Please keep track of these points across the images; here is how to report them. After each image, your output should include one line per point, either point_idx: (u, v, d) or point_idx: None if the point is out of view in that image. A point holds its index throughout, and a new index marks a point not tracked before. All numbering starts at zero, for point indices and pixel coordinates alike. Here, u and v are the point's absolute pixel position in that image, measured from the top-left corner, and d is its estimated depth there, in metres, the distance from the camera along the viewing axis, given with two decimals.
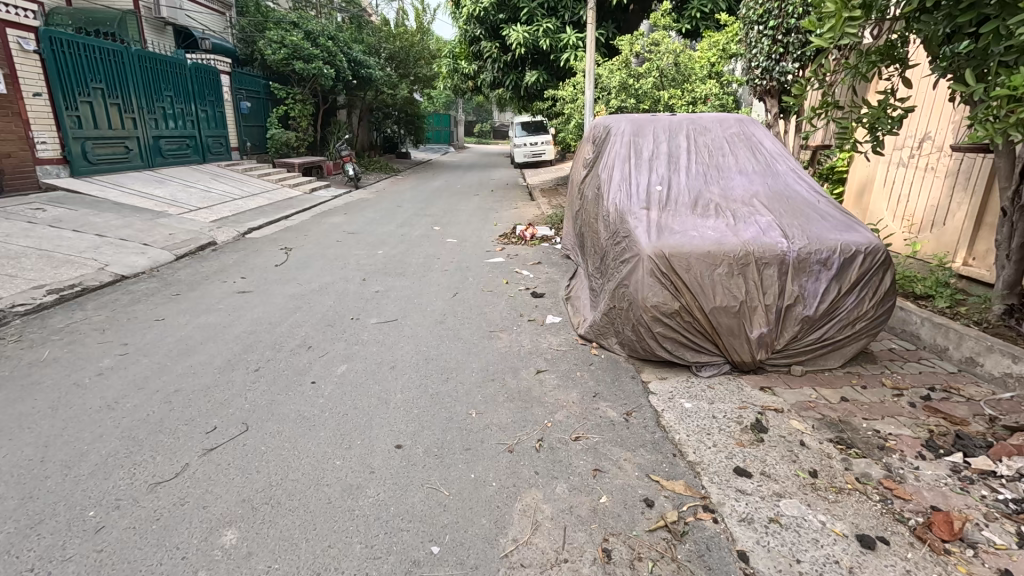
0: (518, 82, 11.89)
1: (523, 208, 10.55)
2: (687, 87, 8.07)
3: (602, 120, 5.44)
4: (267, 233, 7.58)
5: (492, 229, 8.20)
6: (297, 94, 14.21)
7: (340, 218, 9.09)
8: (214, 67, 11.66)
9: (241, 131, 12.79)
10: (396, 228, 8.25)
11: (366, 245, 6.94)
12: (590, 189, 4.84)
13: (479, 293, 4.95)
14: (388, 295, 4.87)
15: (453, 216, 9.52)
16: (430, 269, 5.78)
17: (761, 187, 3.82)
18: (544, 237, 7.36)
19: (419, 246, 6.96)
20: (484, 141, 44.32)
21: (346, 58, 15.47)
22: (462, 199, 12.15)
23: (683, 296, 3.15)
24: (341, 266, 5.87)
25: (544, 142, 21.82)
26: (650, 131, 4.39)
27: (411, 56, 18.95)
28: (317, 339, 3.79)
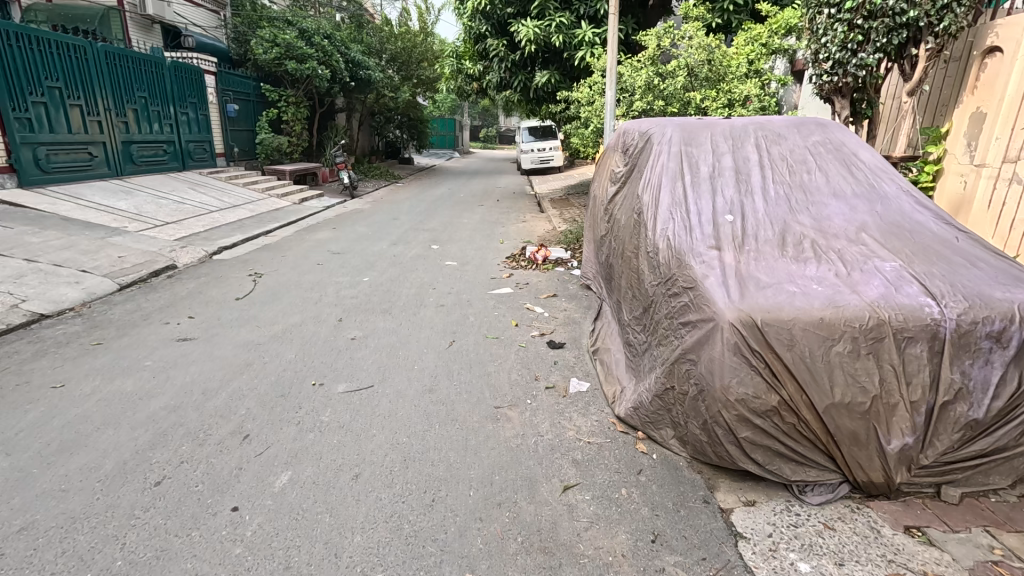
0: (526, 83, 10.91)
1: (532, 222, 9.54)
2: (722, 87, 7.06)
3: (635, 123, 4.42)
4: (239, 253, 6.60)
5: (498, 249, 7.20)
6: (290, 96, 13.29)
7: (327, 233, 8.11)
8: (199, 67, 10.78)
9: (228, 136, 11.85)
10: (388, 247, 7.25)
11: (351, 270, 5.95)
12: (623, 212, 3.82)
13: (482, 341, 3.93)
14: (366, 344, 3.86)
15: (454, 231, 8.52)
16: (422, 304, 4.77)
17: (869, 215, 2.78)
18: (559, 260, 6.31)
19: (412, 272, 5.95)
20: (489, 147, 43.56)
21: (343, 59, 14.58)
22: (466, 210, 11.18)
23: (784, 386, 2.12)
24: (317, 298, 4.88)
25: (551, 148, 20.90)
26: (706, 138, 3.35)
27: (413, 58, 18.04)
28: (260, 421, 2.78)
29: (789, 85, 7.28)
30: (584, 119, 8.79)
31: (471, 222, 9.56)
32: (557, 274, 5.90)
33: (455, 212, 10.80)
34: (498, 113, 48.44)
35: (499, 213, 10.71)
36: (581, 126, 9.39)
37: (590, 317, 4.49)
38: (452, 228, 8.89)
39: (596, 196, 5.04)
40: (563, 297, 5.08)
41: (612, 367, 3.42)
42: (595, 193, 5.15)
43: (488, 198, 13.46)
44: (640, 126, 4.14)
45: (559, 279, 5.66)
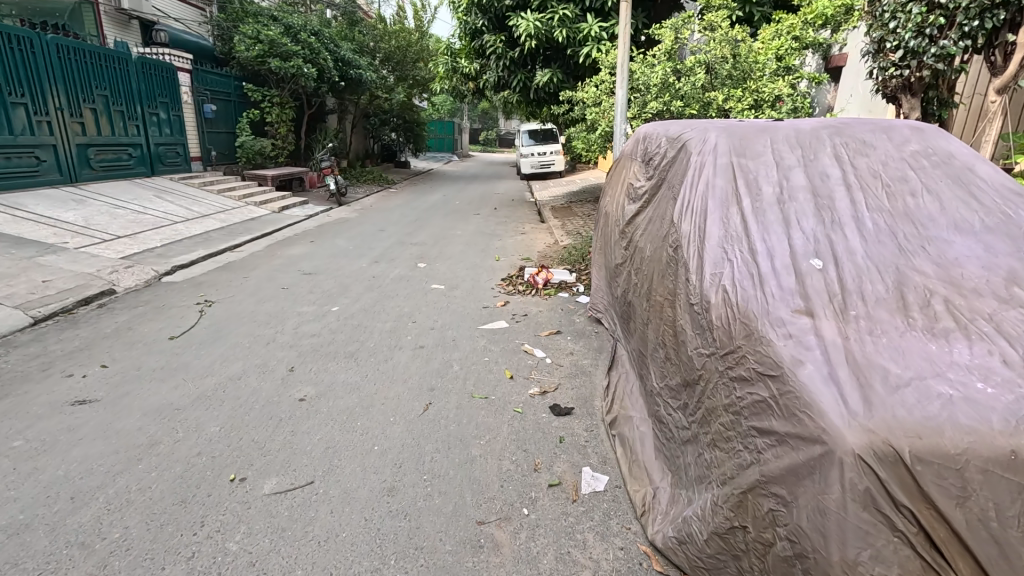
0: (526, 83, 10.08)
1: (533, 234, 8.71)
2: (748, 86, 6.23)
3: (659, 125, 3.57)
4: (194, 273, 5.75)
5: (493, 268, 6.34)
6: (274, 96, 12.51)
7: (303, 248, 7.27)
8: (170, 64, 10.00)
9: (205, 139, 11.04)
10: (368, 265, 6.41)
11: (321, 296, 5.11)
12: (649, 240, 2.98)
13: (465, 403, 3.08)
14: (317, 409, 3.01)
15: (445, 246, 7.69)
16: (397, 345, 3.92)
17: (1015, 257, 1.93)
18: (562, 284, 5.48)
19: (390, 298, 5.11)
20: (489, 150, 42.83)
21: (332, 57, 13.78)
22: (461, 219, 10.35)
23: (951, 570, 1.27)
24: (271, 337, 4.03)
25: (552, 153, 20.11)
26: (763, 147, 2.49)
27: (408, 57, 17.36)
28: (137, 553, 1.95)
29: (823, 84, 6.44)
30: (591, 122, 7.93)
31: (465, 234, 8.71)
32: (561, 302, 5.06)
33: (449, 222, 9.98)
34: (499, 116, 47.72)
35: (496, 224, 9.88)
36: (587, 128, 8.54)
37: (604, 365, 3.66)
38: (444, 241, 8.04)
39: (608, 212, 4.20)
40: (568, 334, 4.23)
41: (638, 450, 2.59)
42: (607, 209, 4.30)
43: (485, 206, 12.63)
44: (667, 129, 3.29)
45: (562, 310, 4.82)
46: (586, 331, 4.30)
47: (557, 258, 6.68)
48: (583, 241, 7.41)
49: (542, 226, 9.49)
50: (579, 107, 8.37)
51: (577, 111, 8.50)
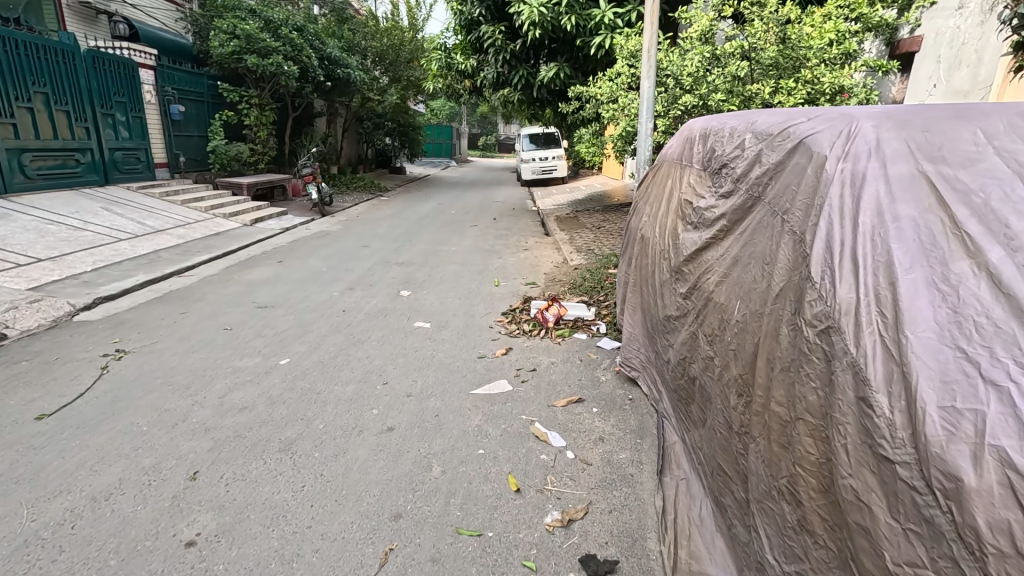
0: (529, 79, 9.03)
1: (538, 251, 7.63)
2: (800, 76, 5.15)
3: (733, 114, 2.49)
4: (120, 308, 4.65)
5: (491, 298, 5.24)
6: (252, 96, 11.51)
7: (267, 271, 6.18)
8: (129, 59, 9.02)
9: (172, 143, 10.01)
10: (339, 295, 5.30)
11: (270, 342, 4.00)
12: (739, 296, 1.87)
13: (445, 550, 1.98)
14: (204, 569, 1.88)
15: (436, 266, 6.62)
16: (356, 428, 2.81)
17: None
18: (577, 321, 4.39)
19: (360, 343, 4.02)
20: (488, 155, 41.88)
21: (317, 56, 12.76)
22: (455, 232, 9.28)
23: None
24: (183, 413, 2.92)
25: (554, 158, 19.09)
26: (971, 139, 1.40)
27: (401, 56, 16.37)
28: None
29: (888, 74, 5.35)
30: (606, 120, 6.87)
31: (459, 251, 7.62)
32: (578, 350, 3.96)
33: (442, 235, 8.91)
34: (497, 120, 46.87)
35: (495, 237, 8.82)
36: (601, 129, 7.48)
37: (651, 467, 2.53)
38: (434, 260, 6.96)
39: (649, 235, 3.12)
40: (592, 405, 3.12)
41: None
42: (646, 229, 3.22)
43: (484, 215, 11.56)
44: (754, 117, 2.20)
45: (580, 363, 3.72)
46: (616, 399, 3.19)
47: (568, 284, 5.59)
48: (598, 262, 6.32)
49: (547, 241, 8.43)
50: (591, 104, 7.29)
51: (588, 110, 7.43)
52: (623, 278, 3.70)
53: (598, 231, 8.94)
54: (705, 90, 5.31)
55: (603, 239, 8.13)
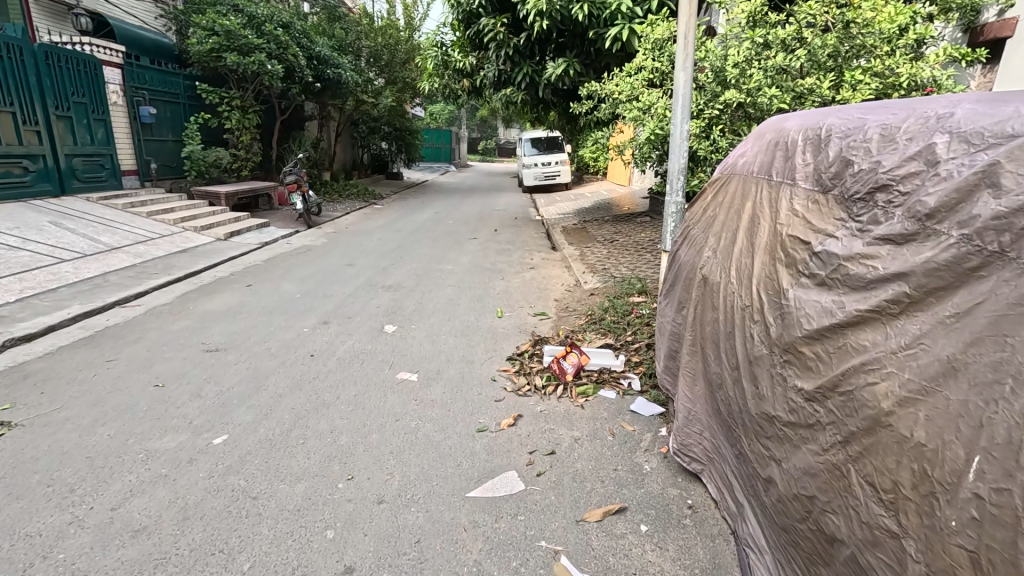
0: (534, 78, 8.16)
1: (545, 270, 6.75)
2: (869, 66, 4.26)
3: (876, 103, 1.62)
4: (33, 354, 3.75)
5: (493, 336, 4.34)
6: (234, 97, 10.68)
7: (231, 298, 5.28)
8: (93, 57, 8.19)
9: (142, 148, 9.16)
10: (311, 332, 4.41)
11: (209, 407, 3.10)
12: (980, 449, 0.97)
13: None
14: None
15: (430, 290, 5.73)
16: (296, 570, 1.91)
17: None
18: (602, 373, 3.50)
19: (326, 406, 3.12)
20: (488, 160, 41.08)
21: (305, 55, 11.89)
22: (453, 246, 8.40)
23: None
24: (48, 542, 2.02)
25: (557, 163, 18.28)
26: None
27: (396, 56, 15.60)
28: None
29: (970, 65, 4.46)
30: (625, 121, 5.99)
31: (456, 270, 6.72)
32: (607, 418, 3.05)
33: (437, 249, 8.04)
34: (497, 125, 46.16)
35: (497, 252, 7.94)
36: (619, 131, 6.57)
37: None
38: (426, 282, 6.07)
39: (715, 278, 2.23)
40: (637, 519, 2.21)
41: None
42: (710, 267, 2.32)
43: (484, 226, 10.69)
44: (944, 109, 1.33)
45: (611, 442, 2.82)
46: (669, 507, 2.29)
47: (586, 317, 4.69)
48: (618, 287, 5.43)
49: (554, 258, 7.55)
50: (606, 103, 6.38)
51: (602, 111, 6.53)
52: (670, 324, 2.81)
53: (611, 246, 8.06)
54: (754, 84, 4.41)
55: (619, 256, 7.24)
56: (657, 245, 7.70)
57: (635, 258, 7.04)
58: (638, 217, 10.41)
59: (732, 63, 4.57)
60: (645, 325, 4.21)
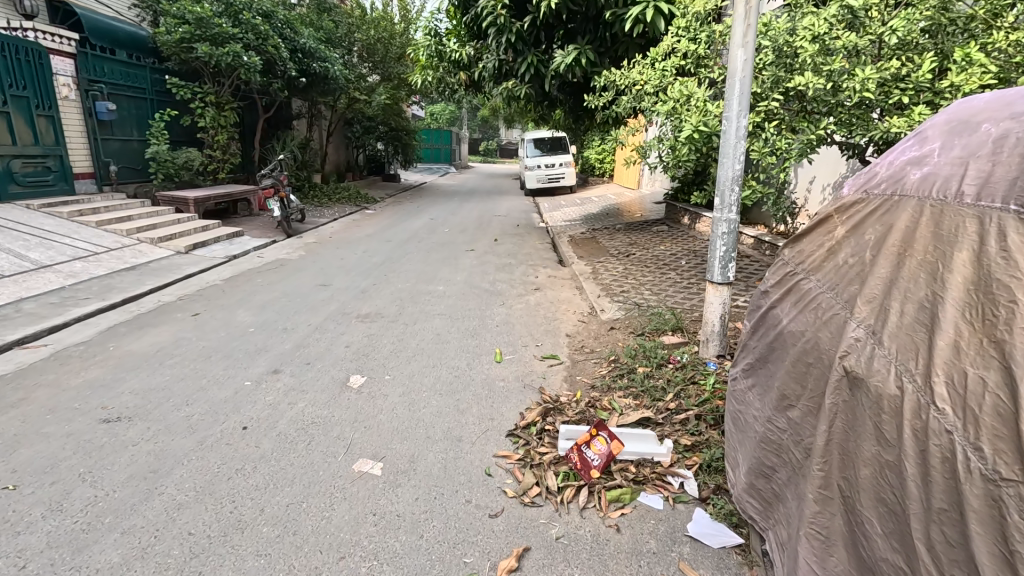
0: (539, 69, 7.17)
1: (553, 294, 5.74)
2: (985, 38, 3.25)
3: None
4: None
5: (488, 395, 3.32)
6: (207, 92, 9.75)
7: (167, 334, 4.28)
8: (38, 45, 7.25)
9: (99, 148, 8.19)
10: (253, 387, 3.39)
11: (63, 532, 2.08)
12: None
13: None
14: None
15: (414, 322, 4.72)
16: None
17: None
18: (639, 466, 2.50)
19: (242, 525, 2.14)
20: (488, 161, 40.08)
21: (288, 47, 10.89)
22: (446, 260, 7.39)
23: None
24: None
25: (561, 164, 17.27)
26: None
27: (390, 50, 14.64)
28: None
29: None
30: (651, 116, 4.95)
31: (447, 292, 5.71)
32: (656, 553, 2.03)
33: (429, 265, 7.04)
34: (499, 126, 45.22)
35: (496, 268, 6.93)
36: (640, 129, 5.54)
37: None
38: (410, 310, 5.05)
39: (882, 384, 1.24)
40: None
41: None
42: (866, 363, 1.32)
43: (482, 235, 9.66)
44: None
45: None
46: None
47: (608, 367, 3.67)
48: (644, 322, 4.42)
49: (563, 277, 6.54)
50: (627, 96, 5.34)
51: (622, 106, 5.50)
52: (760, 425, 1.82)
53: (628, 262, 7.03)
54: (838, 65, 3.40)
55: (638, 276, 6.23)
56: (681, 262, 6.69)
57: (657, 279, 6.03)
58: (653, 226, 9.40)
59: (805, 39, 3.55)
60: (689, 384, 3.19)
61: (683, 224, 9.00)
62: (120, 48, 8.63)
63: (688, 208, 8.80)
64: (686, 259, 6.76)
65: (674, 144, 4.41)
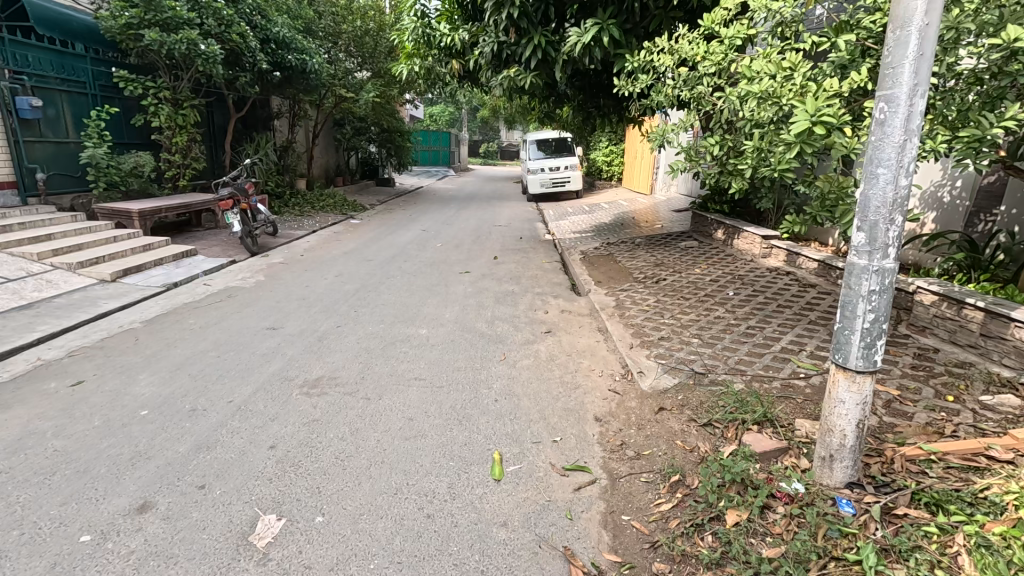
0: (548, 52, 5.86)
1: (569, 342, 4.39)
2: None
3: None
4: None
5: (480, 571, 1.97)
6: (160, 87, 8.44)
7: (15, 423, 2.94)
8: None
9: (19, 152, 6.87)
10: (89, 551, 2.05)
11: None
12: None
13: None
14: None
15: (380, 395, 3.38)
16: None
17: None
18: None
19: None
20: (489, 164, 38.78)
21: (258, 36, 9.57)
22: (434, 288, 6.04)
23: None
24: None
25: (567, 168, 15.96)
26: None
27: (380, 43, 13.35)
28: None
29: None
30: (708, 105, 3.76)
31: (432, 342, 4.35)
32: None
33: (412, 295, 5.72)
34: (500, 128, 44.01)
35: (495, 301, 5.57)
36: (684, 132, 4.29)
37: None
38: (379, 373, 3.71)
39: None
40: None
41: None
42: None
43: (479, 252, 8.31)
44: None
45: None
46: None
47: (672, 499, 2.32)
48: (709, 404, 3.07)
49: (580, 314, 5.18)
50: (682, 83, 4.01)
51: (666, 94, 4.19)
52: None
53: (658, 290, 5.67)
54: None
55: (678, 314, 4.86)
56: (726, 292, 5.34)
57: (703, 319, 4.67)
58: (678, 241, 8.04)
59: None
60: (830, 563, 1.84)
61: (715, 239, 7.66)
62: (76, 40, 7.58)
63: (720, 220, 7.46)
64: (732, 289, 5.41)
65: (748, 145, 3.08)
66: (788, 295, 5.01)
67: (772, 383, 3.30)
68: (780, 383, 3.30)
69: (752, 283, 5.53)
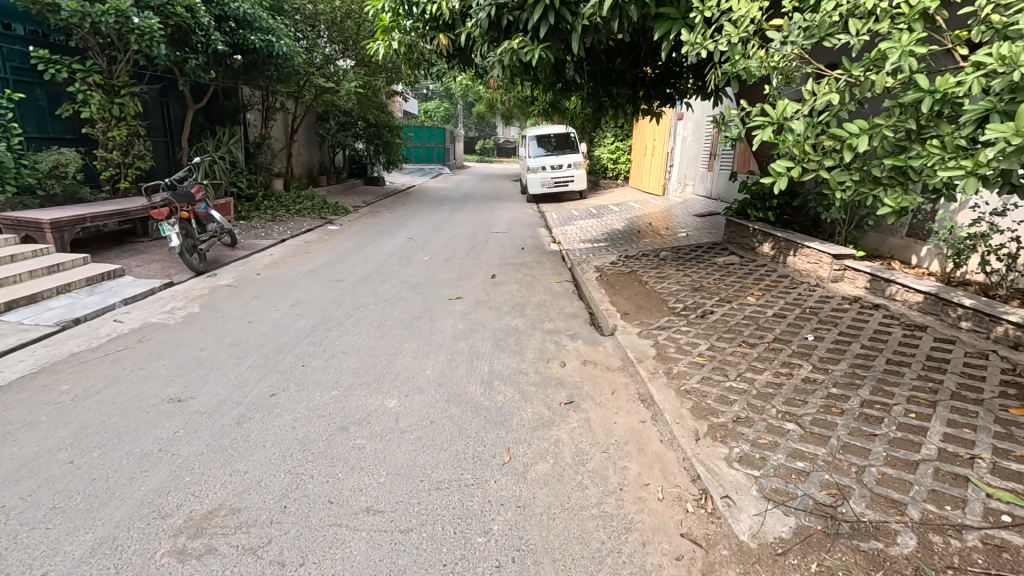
0: (561, 17, 4.53)
1: (601, 425, 3.03)
2: None
3: None
4: None
5: None
6: (88, 70, 7.03)
7: None
8: None
9: None
10: None
11: None
12: None
13: None
14: None
15: (302, 559, 2.02)
16: None
17: None
18: None
19: None
20: (485, 161, 37.42)
21: (214, 12, 8.17)
22: (415, 325, 4.68)
23: None
24: None
25: (570, 166, 14.64)
26: None
27: (364, 26, 12.01)
28: None
29: None
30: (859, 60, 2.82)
31: (403, 426, 2.99)
32: None
33: (385, 337, 4.37)
34: (496, 124, 42.64)
35: (493, 347, 4.21)
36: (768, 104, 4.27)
37: None
38: (311, 500, 2.36)
39: None
40: None
41: None
42: None
43: (475, 268, 6.96)
44: None
45: None
46: None
47: None
48: None
49: (610, 367, 3.83)
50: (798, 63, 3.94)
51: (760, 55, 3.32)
52: None
53: (709, 330, 4.34)
54: None
55: (748, 373, 3.54)
56: (803, 335, 4.02)
57: (786, 383, 3.34)
58: (713, 256, 6.71)
59: None
60: None
61: (761, 254, 6.33)
62: (17, 22, 6.71)
63: (769, 230, 6.13)
64: (810, 330, 4.10)
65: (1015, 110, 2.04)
66: (893, 343, 3.69)
67: (965, 540, 1.95)
68: (979, 540, 1.95)
69: (833, 321, 4.22)
